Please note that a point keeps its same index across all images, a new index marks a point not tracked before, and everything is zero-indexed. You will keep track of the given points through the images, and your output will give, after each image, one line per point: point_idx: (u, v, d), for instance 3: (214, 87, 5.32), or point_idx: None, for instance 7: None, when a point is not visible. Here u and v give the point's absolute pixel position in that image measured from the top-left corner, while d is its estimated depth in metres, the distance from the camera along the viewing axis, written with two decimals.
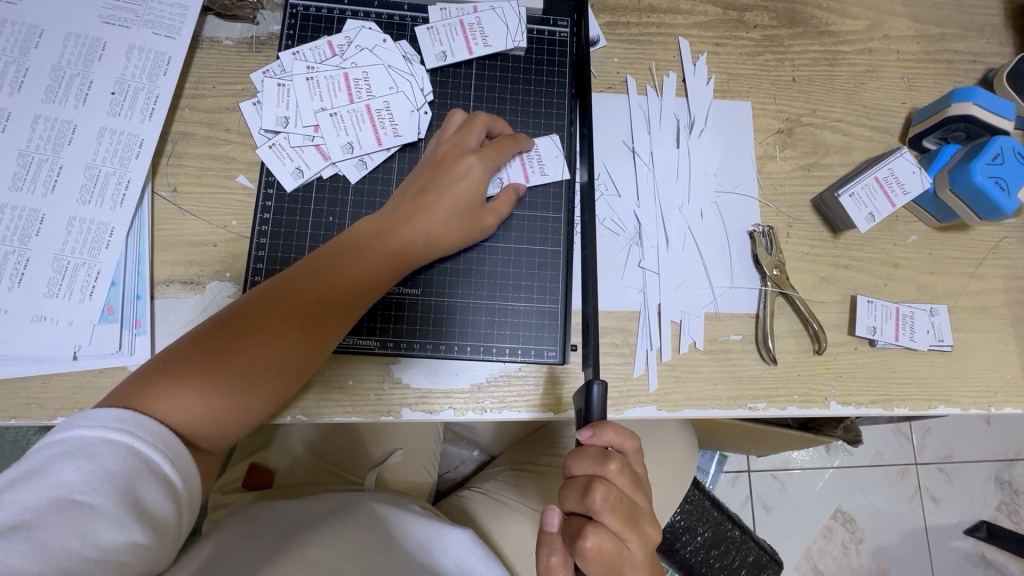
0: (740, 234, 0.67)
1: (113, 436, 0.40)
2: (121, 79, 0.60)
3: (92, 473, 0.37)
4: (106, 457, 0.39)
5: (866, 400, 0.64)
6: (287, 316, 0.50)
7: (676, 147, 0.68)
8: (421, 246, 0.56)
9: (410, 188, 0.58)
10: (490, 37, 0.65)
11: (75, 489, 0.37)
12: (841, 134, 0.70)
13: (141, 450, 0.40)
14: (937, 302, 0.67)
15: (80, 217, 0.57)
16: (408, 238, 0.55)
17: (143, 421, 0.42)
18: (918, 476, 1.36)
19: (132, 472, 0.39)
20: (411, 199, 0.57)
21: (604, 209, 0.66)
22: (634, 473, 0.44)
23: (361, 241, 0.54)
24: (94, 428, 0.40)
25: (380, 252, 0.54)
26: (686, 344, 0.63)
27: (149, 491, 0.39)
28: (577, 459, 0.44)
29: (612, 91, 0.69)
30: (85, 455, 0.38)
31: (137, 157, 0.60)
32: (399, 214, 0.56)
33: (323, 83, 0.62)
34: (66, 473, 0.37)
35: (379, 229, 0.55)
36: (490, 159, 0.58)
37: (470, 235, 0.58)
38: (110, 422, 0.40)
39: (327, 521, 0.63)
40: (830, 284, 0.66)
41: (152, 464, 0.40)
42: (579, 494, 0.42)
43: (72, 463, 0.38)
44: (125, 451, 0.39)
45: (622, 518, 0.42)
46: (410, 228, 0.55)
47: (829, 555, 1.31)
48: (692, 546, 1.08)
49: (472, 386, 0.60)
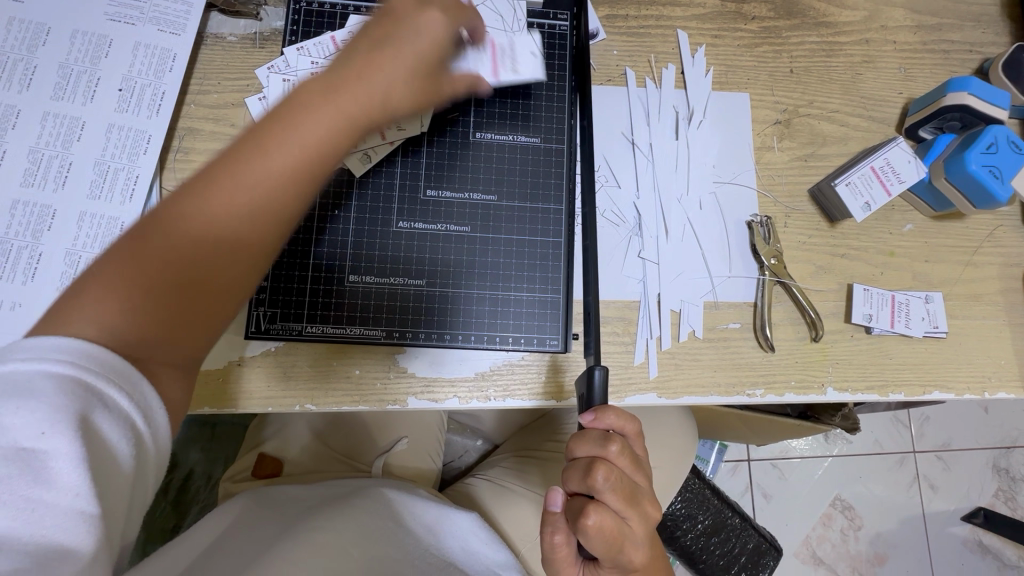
0: (738, 223, 0.68)
1: (51, 367, 0.34)
2: (128, 75, 0.61)
3: (35, 413, 0.32)
4: (52, 397, 0.33)
5: (862, 385, 0.65)
6: (238, 188, 0.42)
7: (675, 138, 0.69)
8: (392, 103, 0.50)
9: (367, 38, 0.50)
10: (520, 65, 0.63)
11: (23, 437, 0.32)
12: (838, 124, 0.71)
13: (90, 380, 0.35)
14: (932, 290, 0.68)
15: (90, 213, 0.58)
16: (366, 99, 0.48)
17: (89, 354, 0.35)
18: (916, 464, 1.38)
19: (87, 415, 0.34)
20: (366, 59, 0.49)
21: (605, 201, 0.67)
22: (634, 454, 0.45)
23: (311, 94, 0.46)
24: (35, 361, 0.34)
25: (344, 111, 0.47)
26: (685, 332, 0.64)
27: (111, 435, 0.34)
28: (579, 441, 0.45)
29: (611, 83, 0.69)
30: (27, 395, 0.32)
31: (145, 152, 0.61)
32: (356, 67, 0.48)
33: None
34: (8, 417, 0.32)
35: (334, 92, 0.47)
36: (451, 14, 0.53)
37: (436, 84, 0.53)
38: (45, 350, 0.34)
39: (336, 505, 0.64)
40: (827, 273, 0.67)
41: (105, 396, 0.35)
42: (581, 474, 0.43)
43: (14, 404, 0.32)
44: (74, 390, 0.34)
45: (623, 496, 0.43)
46: (373, 80, 0.48)
47: (828, 542, 1.33)
48: (694, 533, 1.10)
49: (477, 375, 0.61)
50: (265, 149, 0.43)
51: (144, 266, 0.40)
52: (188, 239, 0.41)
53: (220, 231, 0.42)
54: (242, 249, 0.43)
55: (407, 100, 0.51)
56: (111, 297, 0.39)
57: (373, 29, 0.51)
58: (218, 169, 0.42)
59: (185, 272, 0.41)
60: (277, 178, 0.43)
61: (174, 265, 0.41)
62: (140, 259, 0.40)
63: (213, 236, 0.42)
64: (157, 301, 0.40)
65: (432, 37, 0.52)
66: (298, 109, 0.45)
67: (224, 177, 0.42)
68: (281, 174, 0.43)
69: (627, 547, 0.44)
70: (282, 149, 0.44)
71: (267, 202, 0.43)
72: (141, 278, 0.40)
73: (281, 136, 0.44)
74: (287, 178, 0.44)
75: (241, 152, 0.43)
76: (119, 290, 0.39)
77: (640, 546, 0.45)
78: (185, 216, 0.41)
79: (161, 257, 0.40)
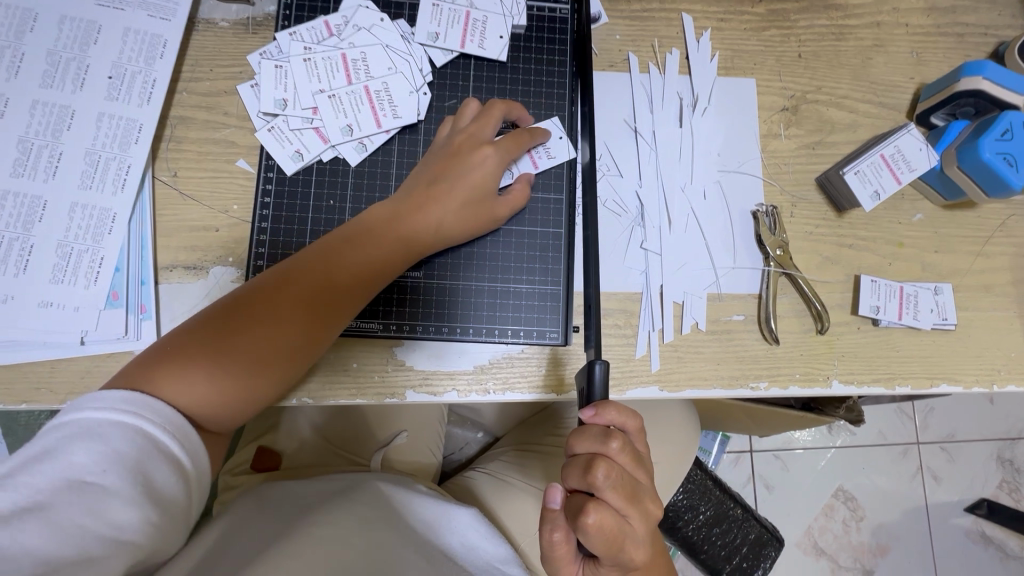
0: (743, 213, 0.66)
1: (122, 416, 0.44)
2: (118, 63, 0.60)
3: (99, 454, 0.41)
4: (113, 438, 0.43)
5: (868, 378, 0.64)
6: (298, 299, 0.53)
7: (680, 126, 0.67)
8: (430, 236, 0.57)
9: (426, 174, 0.58)
10: (486, 40, 0.64)
11: (84, 470, 0.40)
12: (847, 111, 0.69)
13: (152, 426, 0.45)
14: (942, 281, 0.66)
15: (82, 204, 0.57)
16: (411, 230, 0.57)
17: (153, 406, 0.46)
18: (919, 455, 1.37)
19: (140, 453, 0.43)
20: (421, 191, 0.57)
21: (607, 190, 0.65)
22: (635, 451, 0.44)
23: (363, 230, 0.56)
24: (103, 410, 0.44)
25: (391, 238, 0.56)
26: (688, 325, 0.63)
27: (150, 470, 0.43)
28: (578, 437, 0.44)
29: (614, 69, 0.68)
30: (92, 437, 0.42)
31: (136, 142, 0.59)
32: (412, 203, 0.57)
33: (321, 64, 0.62)
34: (79, 456, 0.41)
35: (387, 223, 0.57)
36: (506, 150, 0.59)
37: (478, 225, 0.59)
38: (125, 400, 0.45)
39: (336, 501, 0.64)
40: (833, 264, 0.66)
41: (162, 439, 0.45)
42: (581, 470, 0.42)
43: (82, 445, 0.41)
44: (133, 432, 0.44)
45: (624, 494, 0.42)
46: (421, 215, 0.57)
47: (830, 533, 1.33)
48: (695, 524, 1.10)
49: (476, 368, 0.60)
50: (322, 272, 0.54)
51: (220, 355, 0.50)
52: (254, 340, 0.51)
53: (282, 335, 0.52)
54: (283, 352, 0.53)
55: (452, 231, 0.58)
56: (191, 373, 0.49)
57: (436, 161, 0.58)
58: (281, 285, 0.53)
59: (245, 365, 0.51)
60: (321, 300, 0.54)
61: (237, 359, 0.51)
62: (220, 347, 0.51)
63: (274, 344, 0.52)
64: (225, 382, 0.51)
65: (486, 172, 0.58)
66: (350, 244, 0.55)
67: (282, 294, 0.53)
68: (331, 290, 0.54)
69: (627, 544, 0.43)
70: (332, 279, 0.54)
71: (310, 315, 0.53)
72: (215, 364, 0.50)
73: (332, 268, 0.54)
74: (328, 299, 0.54)
75: (308, 268, 0.54)
76: (205, 372, 0.50)
77: (641, 543, 0.44)
78: (256, 319, 0.52)
79: (234, 352, 0.51)
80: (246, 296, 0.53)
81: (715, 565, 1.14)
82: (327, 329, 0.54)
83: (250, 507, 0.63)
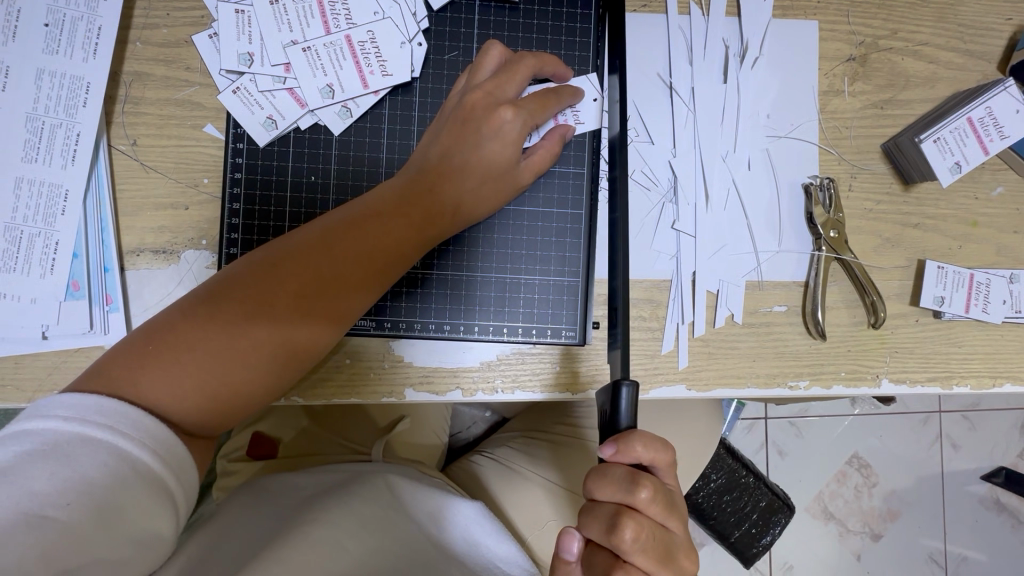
0: (794, 186, 0.57)
1: (92, 431, 0.35)
2: (54, 7, 0.51)
3: (65, 481, 0.33)
4: (82, 460, 0.34)
5: (923, 377, 0.57)
6: (296, 288, 0.43)
7: (723, 82, 0.57)
8: (449, 213, 0.48)
9: (439, 142, 0.49)
10: None
11: (44, 502, 0.32)
12: (926, 61, 0.58)
13: (128, 446, 0.36)
14: (1017, 267, 0.58)
15: (28, 178, 0.50)
16: (428, 204, 0.48)
17: (131, 416, 0.37)
18: (941, 424, 1.22)
19: (114, 481, 0.35)
20: (438, 162, 0.49)
21: (634, 159, 0.56)
22: (667, 499, 0.42)
23: (370, 207, 0.47)
24: (73, 421, 0.36)
25: (404, 218, 0.47)
26: (722, 318, 0.55)
27: (127, 503, 0.35)
28: (604, 484, 0.42)
29: (647, 10, 0.56)
30: (56, 457, 0.34)
31: (85, 104, 0.51)
32: (427, 176, 0.48)
33: (291, 9, 0.52)
34: (39, 482, 0.33)
35: (400, 196, 0.47)
36: (531, 113, 0.49)
37: (500, 201, 0.50)
38: (91, 414, 0.36)
39: (332, 494, 0.56)
40: (893, 247, 0.57)
41: (139, 461, 0.36)
42: (606, 526, 0.41)
43: (43, 468, 0.33)
44: (107, 454, 0.35)
45: (653, 554, 0.41)
46: (439, 190, 0.48)
47: (840, 499, 1.20)
48: (704, 492, 1.04)
49: (482, 364, 0.54)
50: (324, 257, 0.44)
51: (202, 351, 0.41)
52: (241, 338, 0.41)
53: (277, 331, 0.42)
54: (284, 355, 0.43)
55: (471, 209, 0.49)
56: (168, 374, 0.40)
57: (448, 126, 0.49)
58: (278, 270, 0.43)
59: (229, 367, 0.41)
60: (328, 291, 0.44)
61: (222, 360, 0.41)
62: (201, 342, 0.41)
63: (265, 343, 0.42)
64: (204, 386, 0.41)
65: (510, 138, 0.49)
66: (356, 223, 0.45)
67: (281, 283, 0.43)
68: (335, 278, 0.44)
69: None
70: (337, 264, 0.44)
71: (315, 309, 0.43)
72: (194, 362, 0.40)
73: (339, 252, 0.44)
74: (337, 290, 0.44)
75: (308, 250, 0.44)
76: (185, 369, 0.40)
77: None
78: (245, 312, 0.42)
79: (217, 349, 0.41)
80: (230, 281, 0.43)
81: (723, 531, 1.06)
82: (332, 323, 0.45)
83: (242, 501, 0.56)
